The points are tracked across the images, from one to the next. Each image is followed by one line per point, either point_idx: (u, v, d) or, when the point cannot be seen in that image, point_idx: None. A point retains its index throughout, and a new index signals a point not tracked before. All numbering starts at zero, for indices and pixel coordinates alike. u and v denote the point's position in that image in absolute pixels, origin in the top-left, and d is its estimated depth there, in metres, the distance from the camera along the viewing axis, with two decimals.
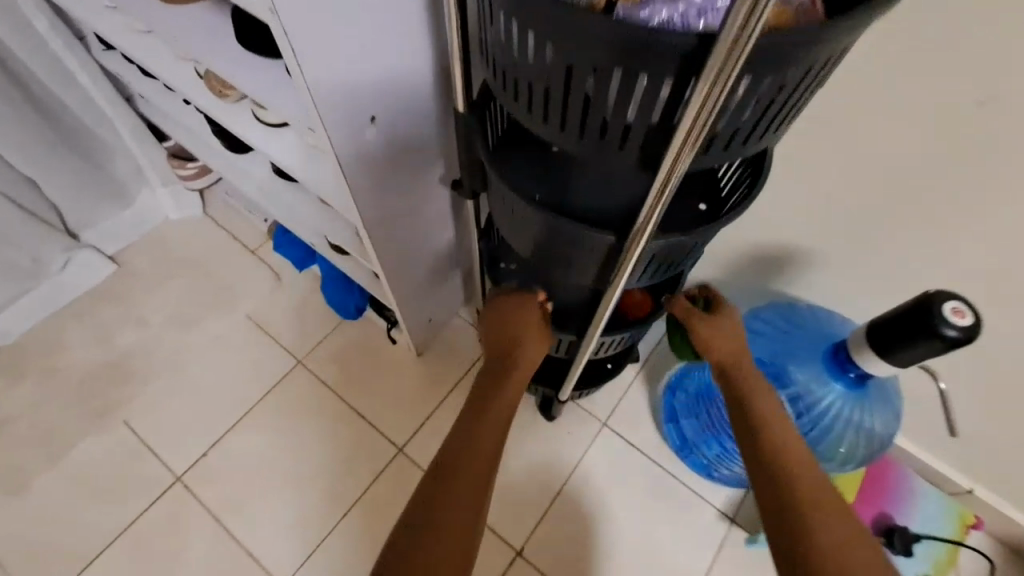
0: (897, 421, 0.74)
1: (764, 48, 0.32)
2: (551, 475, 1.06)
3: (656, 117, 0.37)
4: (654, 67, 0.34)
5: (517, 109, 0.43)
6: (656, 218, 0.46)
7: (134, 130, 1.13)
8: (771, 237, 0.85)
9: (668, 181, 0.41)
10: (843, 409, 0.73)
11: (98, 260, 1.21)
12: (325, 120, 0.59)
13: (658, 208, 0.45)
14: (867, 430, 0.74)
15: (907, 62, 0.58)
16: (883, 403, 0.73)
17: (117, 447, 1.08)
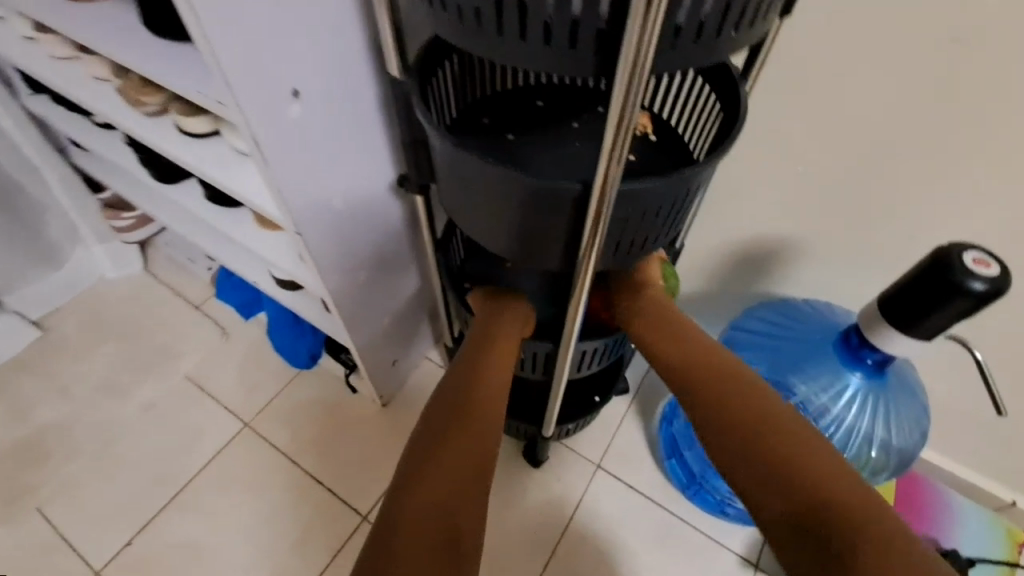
0: (924, 421, 0.64)
1: None
2: (543, 531, 0.92)
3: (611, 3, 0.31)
4: None
5: (445, 29, 0.36)
6: (625, 153, 0.39)
7: (67, 182, 1.05)
8: (755, 232, 0.78)
9: (635, 94, 0.34)
10: (864, 405, 0.63)
11: (19, 326, 1.09)
12: (242, 92, 0.46)
13: (623, 137, 0.38)
14: (895, 428, 0.64)
15: (877, 15, 0.54)
16: (907, 394, 0.64)
17: (24, 543, 0.91)
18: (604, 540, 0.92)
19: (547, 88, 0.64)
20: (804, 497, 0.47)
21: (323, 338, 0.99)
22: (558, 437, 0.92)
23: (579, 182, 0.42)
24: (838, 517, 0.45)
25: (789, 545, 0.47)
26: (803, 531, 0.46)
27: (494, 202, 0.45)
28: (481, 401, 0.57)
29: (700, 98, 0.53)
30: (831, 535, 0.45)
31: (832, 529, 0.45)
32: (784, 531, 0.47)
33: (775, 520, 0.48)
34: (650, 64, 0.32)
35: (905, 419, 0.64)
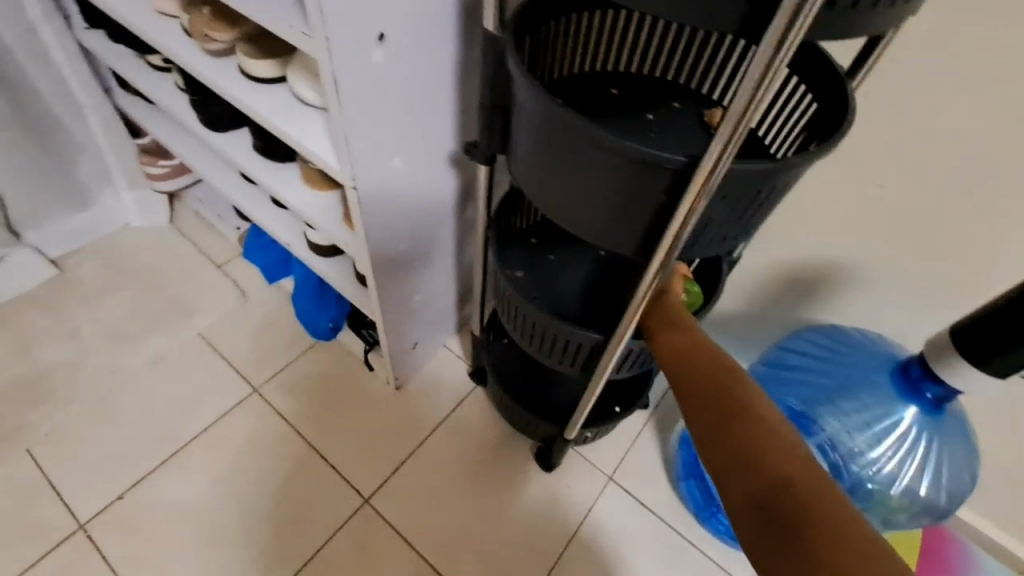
0: (973, 466, 0.61)
1: None
2: (548, 536, 0.89)
3: None
4: None
5: None
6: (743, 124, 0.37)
7: (107, 122, 1.04)
8: (810, 255, 0.76)
9: (777, 59, 0.33)
10: (913, 442, 0.61)
11: (37, 262, 1.07)
12: (337, 25, 0.45)
13: (747, 111, 0.36)
14: (942, 471, 0.61)
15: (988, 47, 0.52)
16: (958, 437, 0.61)
17: (11, 482, 0.87)
18: (610, 556, 0.88)
19: (622, 76, 0.62)
20: (767, 486, 0.40)
21: (348, 311, 0.97)
22: (576, 443, 0.90)
23: (683, 155, 0.40)
24: (800, 513, 0.38)
25: (753, 540, 0.40)
26: (765, 525, 0.39)
27: (581, 170, 0.44)
28: None
29: (792, 98, 0.51)
30: (791, 531, 0.38)
31: (790, 521, 0.38)
32: (748, 526, 0.40)
33: (740, 516, 0.41)
34: (805, 23, 0.31)
35: (955, 463, 0.61)
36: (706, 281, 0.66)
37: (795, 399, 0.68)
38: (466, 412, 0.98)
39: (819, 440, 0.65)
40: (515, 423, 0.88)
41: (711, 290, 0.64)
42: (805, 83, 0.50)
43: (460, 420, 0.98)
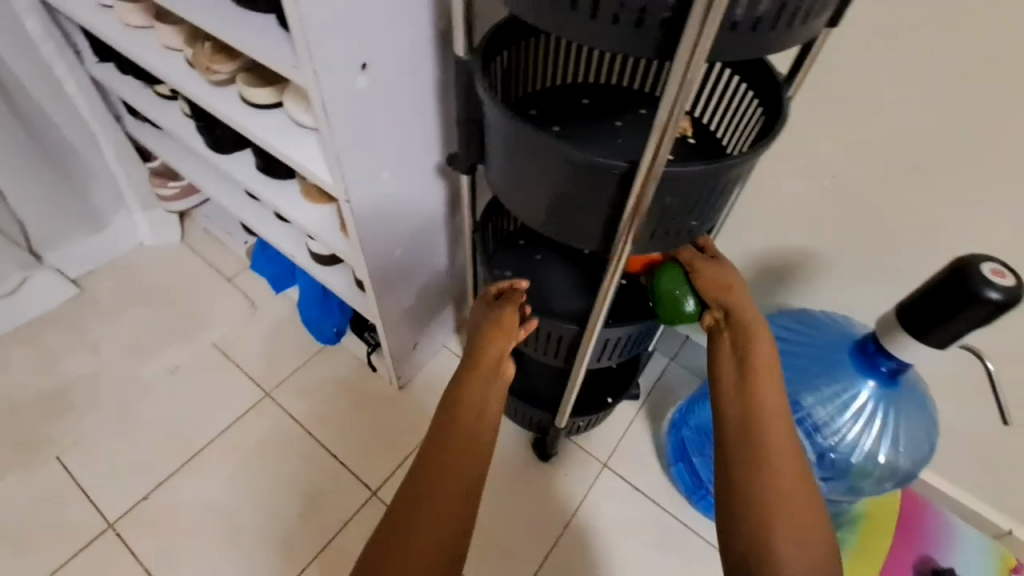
0: (933, 435, 0.65)
1: None
2: (547, 522, 0.94)
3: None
4: None
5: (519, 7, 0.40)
6: (671, 134, 0.42)
7: (117, 147, 1.10)
8: (777, 245, 0.81)
9: (686, 81, 0.38)
10: (874, 412, 0.65)
11: (59, 282, 1.14)
12: (319, 53, 0.50)
13: (673, 121, 0.41)
14: (904, 441, 0.66)
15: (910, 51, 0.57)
16: (918, 407, 0.65)
17: (45, 488, 0.94)
18: (609, 535, 0.93)
19: (593, 86, 0.67)
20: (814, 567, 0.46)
21: (350, 316, 1.03)
22: (570, 433, 0.95)
23: (626, 162, 0.45)
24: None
25: None
26: None
27: (545, 176, 0.49)
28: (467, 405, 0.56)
29: (744, 103, 0.56)
30: None
31: None
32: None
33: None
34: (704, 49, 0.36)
35: (915, 433, 0.65)
36: None
37: None
38: None
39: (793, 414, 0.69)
40: (512, 415, 0.93)
41: None
42: (753, 89, 0.55)
43: None
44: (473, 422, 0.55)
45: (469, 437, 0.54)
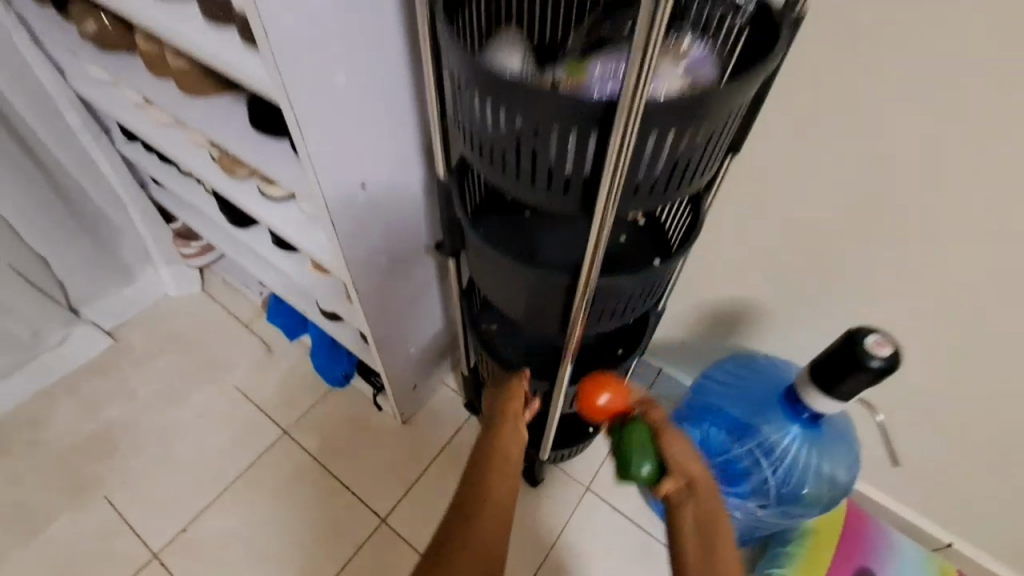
0: (852, 456, 0.82)
1: (651, 122, 0.42)
2: (538, 541, 1.06)
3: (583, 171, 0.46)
4: (567, 133, 0.44)
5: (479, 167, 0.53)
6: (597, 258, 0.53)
7: (144, 213, 1.23)
8: (727, 295, 0.93)
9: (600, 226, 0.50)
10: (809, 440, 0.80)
11: (96, 335, 1.26)
12: (326, 185, 0.64)
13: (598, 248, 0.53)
14: (832, 460, 0.81)
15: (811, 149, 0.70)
16: (841, 433, 0.82)
17: (96, 524, 1.07)
18: (592, 552, 1.05)
19: None
20: None
21: (357, 362, 1.15)
22: (554, 461, 1.06)
23: (568, 273, 0.57)
24: None
25: None
26: None
27: (505, 277, 0.62)
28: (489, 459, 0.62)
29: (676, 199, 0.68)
30: None
31: None
32: None
33: None
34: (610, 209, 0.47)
35: (839, 453, 0.82)
36: (637, 328, 0.82)
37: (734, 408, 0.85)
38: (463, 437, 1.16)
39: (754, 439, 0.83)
40: None
41: (641, 335, 0.81)
42: None
43: (459, 444, 1.16)
44: (502, 491, 0.59)
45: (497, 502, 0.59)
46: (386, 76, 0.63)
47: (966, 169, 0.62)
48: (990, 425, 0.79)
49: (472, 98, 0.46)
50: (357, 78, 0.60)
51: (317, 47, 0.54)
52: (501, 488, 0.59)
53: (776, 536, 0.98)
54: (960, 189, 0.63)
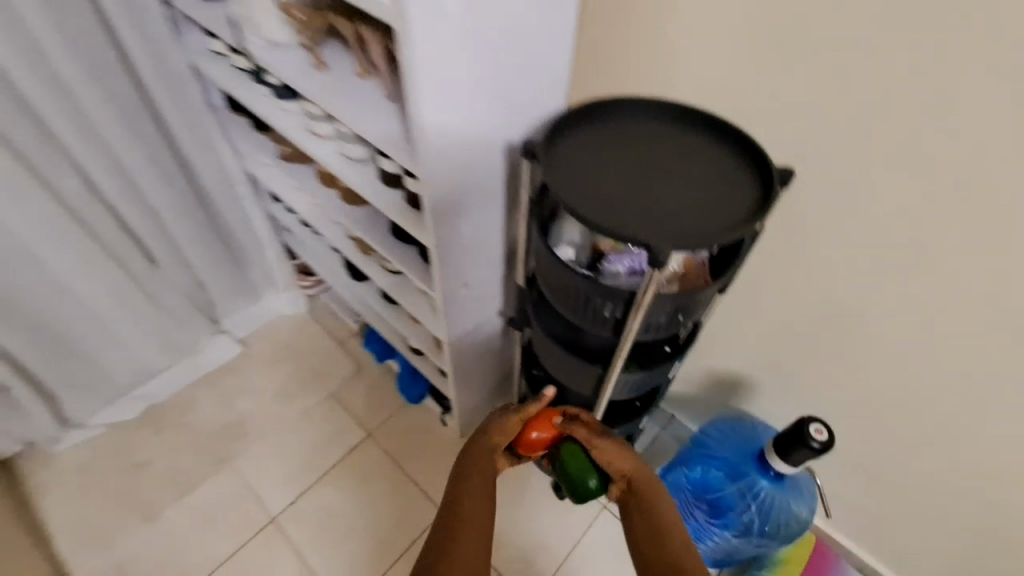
0: (816, 499, 1.10)
1: (654, 305, 0.71)
2: (561, 543, 1.35)
3: (614, 320, 0.75)
4: (605, 302, 0.72)
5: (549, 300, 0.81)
6: (618, 367, 0.81)
7: (276, 253, 1.56)
8: (727, 368, 1.19)
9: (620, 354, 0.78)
10: (788, 484, 1.07)
11: (229, 342, 1.61)
12: (442, 286, 0.93)
13: (619, 363, 0.81)
14: (804, 500, 1.09)
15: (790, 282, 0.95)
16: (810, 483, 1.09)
17: (229, 491, 1.41)
18: (603, 555, 1.34)
19: None
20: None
21: (430, 386, 1.47)
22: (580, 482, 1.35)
23: (599, 368, 0.86)
24: None
25: None
26: None
27: (558, 359, 0.91)
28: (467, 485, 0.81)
29: None
30: None
31: None
32: None
33: None
34: (625, 345, 0.76)
35: (809, 496, 1.09)
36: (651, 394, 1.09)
37: (733, 456, 1.13)
38: None
39: (750, 480, 1.09)
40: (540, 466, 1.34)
41: (653, 399, 1.08)
42: None
43: None
44: (480, 503, 0.79)
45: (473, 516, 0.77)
46: (494, 218, 0.91)
47: (898, 317, 0.85)
48: (921, 495, 1.02)
49: (550, 268, 0.75)
50: (475, 224, 0.88)
51: (456, 211, 0.83)
52: (480, 504, 0.79)
53: (756, 562, 1.23)
54: (894, 328, 0.87)
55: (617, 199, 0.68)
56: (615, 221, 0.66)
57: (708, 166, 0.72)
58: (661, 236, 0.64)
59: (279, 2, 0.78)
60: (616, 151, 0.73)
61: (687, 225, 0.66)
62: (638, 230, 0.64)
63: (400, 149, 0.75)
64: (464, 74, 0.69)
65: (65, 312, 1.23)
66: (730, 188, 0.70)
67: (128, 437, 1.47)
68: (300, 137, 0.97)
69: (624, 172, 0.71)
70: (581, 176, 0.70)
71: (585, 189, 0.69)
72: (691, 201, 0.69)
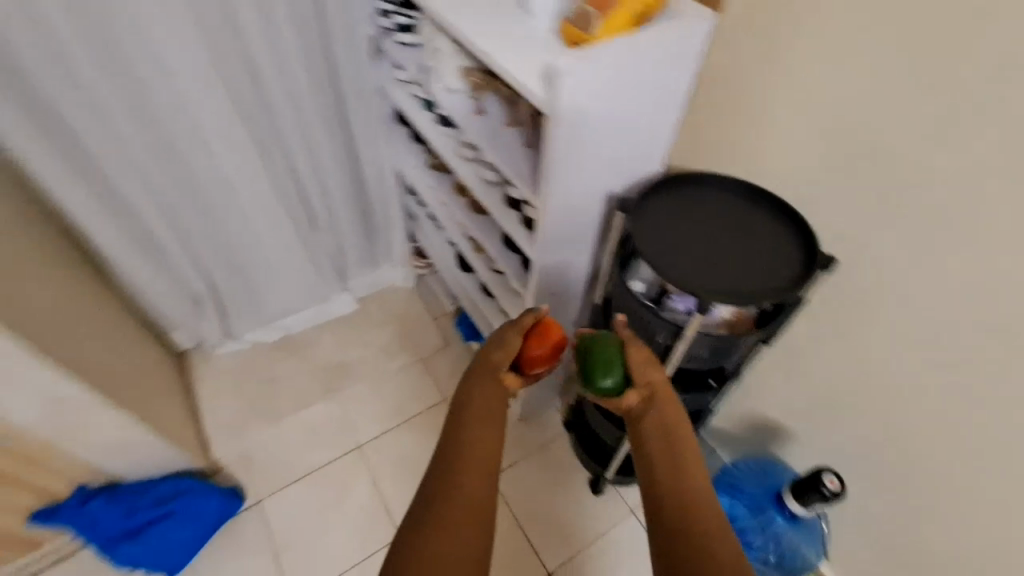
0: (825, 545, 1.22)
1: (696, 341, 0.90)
2: (588, 530, 1.55)
3: (664, 347, 0.94)
4: (659, 332, 0.92)
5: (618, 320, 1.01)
6: None
7: (401, 235, 1.89)
8: (765, 413, 1.33)
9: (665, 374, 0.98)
10: (803, 526, 1.20)
11: (350, 299, 1.96)
12: (536, 292, 1.17)
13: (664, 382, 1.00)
14: (814, 544, 1.21)
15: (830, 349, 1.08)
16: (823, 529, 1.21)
17: (330, 416, 1.74)
18: (623, 551, 1.52)
19: None
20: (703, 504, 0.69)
21: None
22: (614, 482, 1.54)
23: None
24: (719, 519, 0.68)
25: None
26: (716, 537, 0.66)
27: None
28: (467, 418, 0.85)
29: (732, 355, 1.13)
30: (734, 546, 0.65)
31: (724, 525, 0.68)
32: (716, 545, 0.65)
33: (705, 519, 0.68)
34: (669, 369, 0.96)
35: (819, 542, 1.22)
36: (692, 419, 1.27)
37: (756, 492, 1.26)
38: (557, 443, 1.68)
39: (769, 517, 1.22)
40: (582, 460, 1.54)
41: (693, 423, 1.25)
42: None
43: (553, 447, 1.68)
44: (482, 431, 0.84)
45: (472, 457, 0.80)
46: (588, 248, 1.14)
47: (921, 399, 0.96)
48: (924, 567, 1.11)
49: (622, 296, 0.96)
50: (572, 250, 1.11)
51: (559, 239, 1.06)
52: (488, 418, 0.86)
53: None
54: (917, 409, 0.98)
55: (683, 254, 0.88)
56: (676, 272, 0.86)
57: (766, 240, 0.90)
58: (709, 290, 0.84)
59: (461, 67, 1.08)
60: (694, 216, 0.93)
61: (735, 285, 0.85)
62: (692, 282, 0.85)
63: (528, 187, 1.00)
64: (591, 146, 0.92)
65: (251, 256, 1.62)
66: (780, 262, 0.87)
67: (265, 356, 1.86)
68: (450, 157, 1.25)
69: (695, 234, 0.91)
70: (659, 232, 0.91)
71: (660, 242, 0.90)
72: (743, 266, 0.87)
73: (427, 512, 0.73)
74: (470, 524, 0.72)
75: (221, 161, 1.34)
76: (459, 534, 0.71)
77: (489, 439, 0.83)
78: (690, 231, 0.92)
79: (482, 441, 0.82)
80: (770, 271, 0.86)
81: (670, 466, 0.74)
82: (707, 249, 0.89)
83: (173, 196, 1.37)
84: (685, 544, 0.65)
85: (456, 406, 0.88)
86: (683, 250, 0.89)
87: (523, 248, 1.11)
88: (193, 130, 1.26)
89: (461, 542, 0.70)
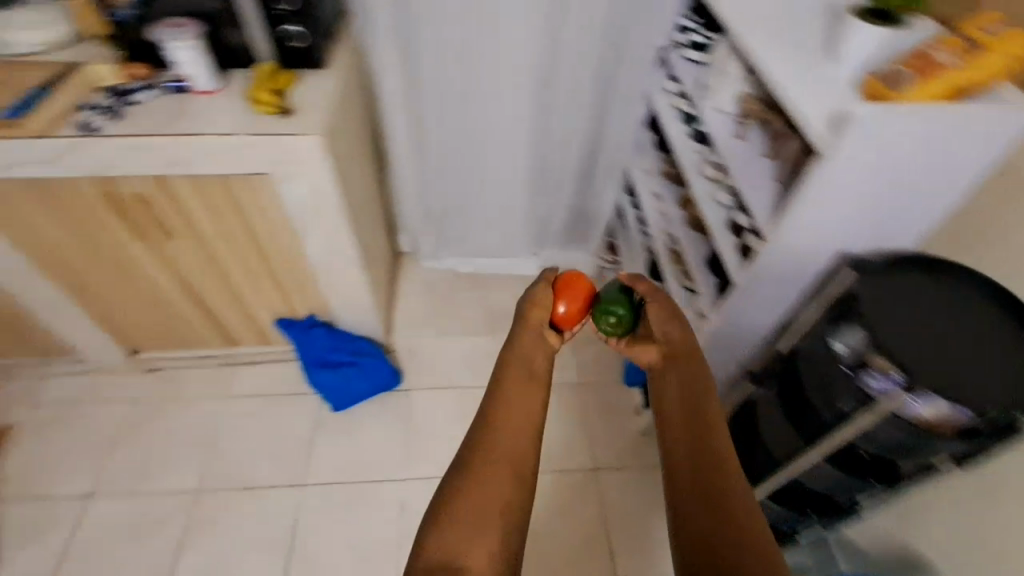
0: None
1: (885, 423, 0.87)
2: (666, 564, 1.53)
3: (844, 414, 0.93)
4: (846, 397, 0.91)
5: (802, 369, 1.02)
6: (824, 452, 0.99)
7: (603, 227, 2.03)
8: (919, 548, 1.19)
9: (832, 442, 0.96)
10: None
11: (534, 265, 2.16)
12: (723, 315, 1.20)
13: (827, 449, 0.98)
14: None
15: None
16: None
17: (482, 351, 1.94)
18: None
19: None
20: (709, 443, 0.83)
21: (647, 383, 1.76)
22: None
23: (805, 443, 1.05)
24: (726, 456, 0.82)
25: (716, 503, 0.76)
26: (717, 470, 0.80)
27: (783, 431, 1.09)
28: (507, 372, 0.94)
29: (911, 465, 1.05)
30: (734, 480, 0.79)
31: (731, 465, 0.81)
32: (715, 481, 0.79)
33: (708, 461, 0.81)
34: (840, 437, 0.94)
35: None
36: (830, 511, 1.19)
37: None
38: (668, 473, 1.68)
39: None
40: None
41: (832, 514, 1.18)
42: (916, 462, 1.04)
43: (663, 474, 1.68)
44: (522, 385, 0.91)
45: (512, 412, 0.88)
46: (792, 297, 1.13)
47: None
48: None
49: (819, 348, 0.97)
50: (777, 292, 1.11)
51: (772, 277, 1.07)
52: (523, 370, 0.94)
53: None
54: None
55: (908, 334, 0.88)
56: (896, 345, 0.86)
57: (1005, 354, 0.85)
58: (926, 374, 0.82)
59: (742, 90, 1.18)
60: (934, 304, 0.91)
61: (955, 382, 0.82)
62: (909, 360, 0.84)
63: (764, 217, 1.04)
64: (847, 202, 0.93)
65: (482, 196, 1.90)
66: (1013, 382, 0.83)
67: (452, 282, 2.14)
68: (690, 169, 1.33)
69: (927, 319, 0.90)
70: (888, 303, 0.91)
71: (886, 314, 0.90)
72: (968, 367, 0.84)
73: (472, 474, 0.81)
74: (503, 470, 0.82)
75: (501, 111, 1.62)
76: (505, 482, 0.80)
77: (524, 391, 0.90)
78: (924, 315, 0.90)
79: (518, 393, 0.90)
80: (997, 386, 0.82)
81: (691, 426, 0.86)
82: (933, 338, 0.87)
83: (455, 130, 1.67)
84: (694, 482, 0.79)
85: (499, 365, 0.96)
86: (909, 330, 0.88)
87: (730, 271, 1.14)
88: (494, 81, 1.54)
89: (497, 484, 0.80)
